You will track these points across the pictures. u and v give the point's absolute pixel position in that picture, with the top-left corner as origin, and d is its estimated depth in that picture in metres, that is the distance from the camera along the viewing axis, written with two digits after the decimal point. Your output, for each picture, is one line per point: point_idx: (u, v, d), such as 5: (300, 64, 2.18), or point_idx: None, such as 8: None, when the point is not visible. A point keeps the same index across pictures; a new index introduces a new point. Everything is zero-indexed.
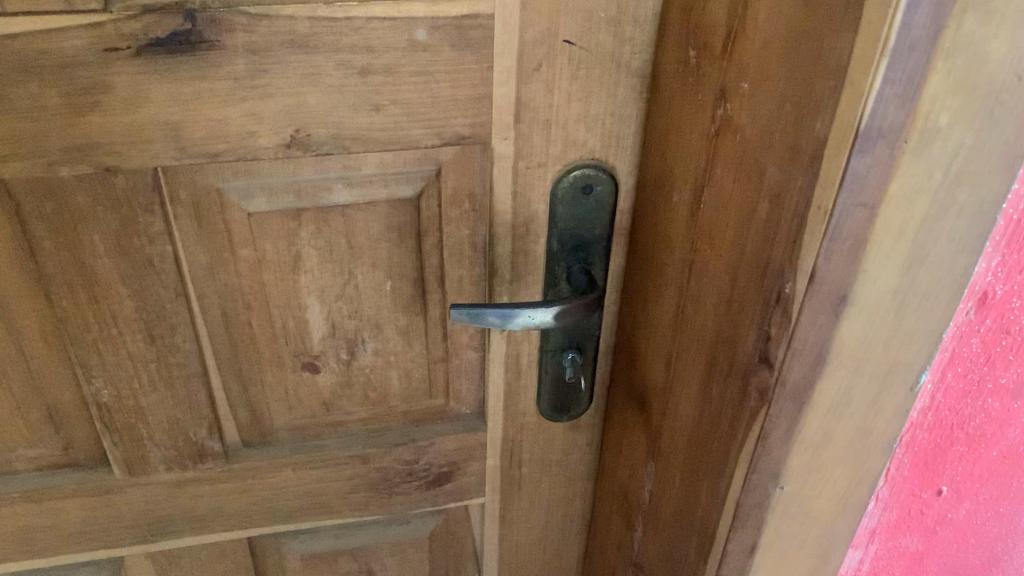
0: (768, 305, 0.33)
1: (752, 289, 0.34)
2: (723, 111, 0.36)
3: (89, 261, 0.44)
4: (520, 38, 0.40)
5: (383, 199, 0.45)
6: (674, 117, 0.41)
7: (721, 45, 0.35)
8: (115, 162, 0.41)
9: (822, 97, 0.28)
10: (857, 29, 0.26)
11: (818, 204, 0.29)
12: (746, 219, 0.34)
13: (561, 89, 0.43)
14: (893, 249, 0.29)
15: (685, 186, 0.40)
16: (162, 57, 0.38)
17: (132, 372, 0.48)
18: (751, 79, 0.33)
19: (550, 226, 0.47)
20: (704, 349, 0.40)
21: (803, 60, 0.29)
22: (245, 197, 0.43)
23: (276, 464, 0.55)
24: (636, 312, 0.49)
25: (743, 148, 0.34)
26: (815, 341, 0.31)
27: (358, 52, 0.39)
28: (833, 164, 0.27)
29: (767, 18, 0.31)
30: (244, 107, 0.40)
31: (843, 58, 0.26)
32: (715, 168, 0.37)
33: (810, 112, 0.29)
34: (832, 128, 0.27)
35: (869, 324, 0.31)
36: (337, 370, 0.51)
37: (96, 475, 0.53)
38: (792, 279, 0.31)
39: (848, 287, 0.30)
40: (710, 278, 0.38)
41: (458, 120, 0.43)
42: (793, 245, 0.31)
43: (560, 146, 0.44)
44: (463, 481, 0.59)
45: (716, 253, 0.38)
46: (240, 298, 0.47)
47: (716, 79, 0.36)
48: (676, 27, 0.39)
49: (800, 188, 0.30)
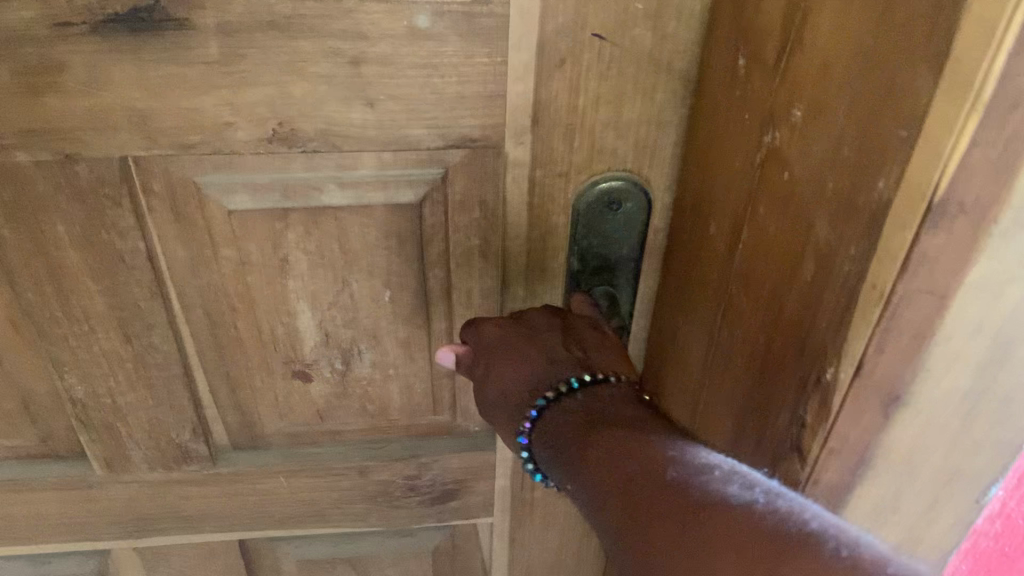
0: (803, 388, 0.27)
1: (786, 361, 0.28)
2: (771, 139, 0.29)
3: (54, 254, 0.39)
4: (540, 30, 0.34)
5: (380, 203, 0.40)
6: (716, 133, 0.34)
7: (773, 58, 0.28)
8: (75, 149, 0.36)
9: (890, 149, 0.21)
10: (940, 68, 0.19)
11: (874, 280, 0.22)
12: (786, 276, 0.28)
13: (588, 90, 0.36)
14: (964, 347, 0.23)
15: (724, 215, 0.34)
16: (123, 36, 0.33)
17: (107, 369, 0.44)
18: (805, 106, 0.26)
19: (570, 242, 0.41)
20: (731, 412, 0.34)
21: (868, 93, 0.22)
22: (225, 194, 0.39)
23: (267, 470, 0.51)
24: (666, 345, 0.43)
25: (791, 188, 0.28)
26: (857, 441, 0.25)
27: (348, 39, 0.34)
28: (894, 239, 0.21)
29: (828, 36, 0.24)
30: (219, 96, 0.35)
31: (918, 106, 0.20)
32: (757, 205, 0.31)
33: (871, 164, 0.22)
34: (898, 192, 0.21)
35: (927, 428, 0.25)
36: (331, 380, 0.47)
37: (76, 470, 0.50)
38: (833, 363, 0.24)
39: (903, 386, 0.24)
40: (741, 332, 0.32)
41: (466, 121, 0.37)
42: (839, 324, 0.24)
43: (585, 154, 0.38)
44: (470, 500, 0.55)
45: (751, 304, 0.31)
46: (223, 300, 0.43)
47: (765, 99, 0.29)
48: (724, 26, 0.32)
49: (853, 256, 0.23)
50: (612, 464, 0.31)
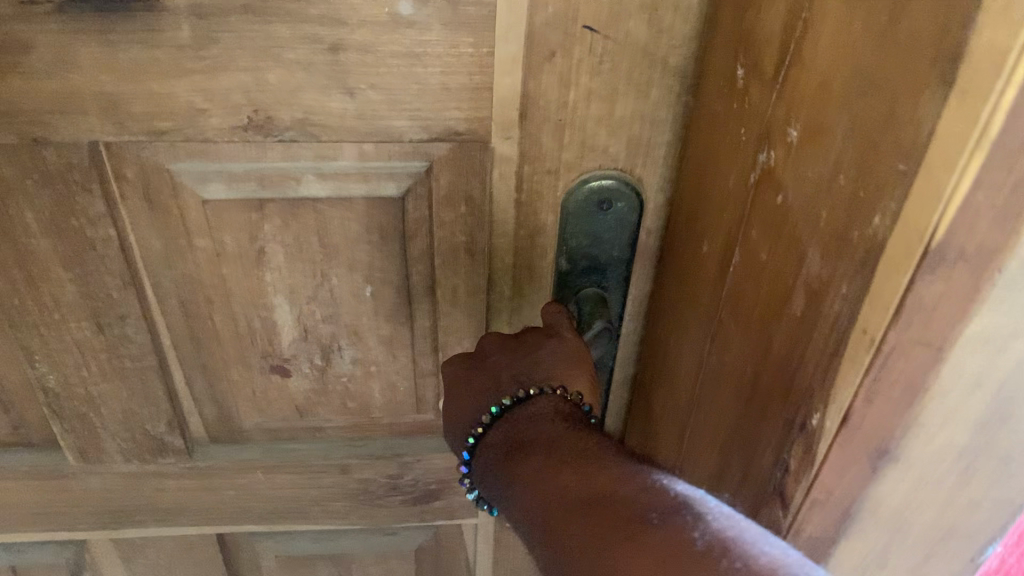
0: (787, 428, 0.26)
1: (771, 400, 0.27)
2: (764, 160, 0.28)
3: (22, 240, 0.38)
4: (529, 21, 0.33)
5: (361, 196, 0.38)
6: (709, 152, 0.33)
7: (770, 73, 0.27)
8: (43, 132, 0.35)
9: (886, 182, 0.20)
10: (947, 95, 0.18)
11: (864, 325, 0.21)
12: (770, 305, 0.27)
13: (580, 85, 0.35)
14: (961, 402, 0.22)
15: (714, 239, 0.33)
16: (91, 16, 0.31)
17: (80, 359, 0.43)
18: (800, 125, 0.25)
19: (559, 242, 0.40)
20: (715, 446, 0.33)
21: (865, 119, 0.21)
22: (200, 182, 0.37)
23: (245, 464, 0.50)
24: (659, 357, 0.42)
25: (782, 215, 0.26)
26: (844, 493, 0.24)
27: (326, 25, 0.32)
28: (889, 283, 0.20)
29: (825, 53, 0.23)
30: (192, 81, 0.33)
31: (918, 141, 0.19)
32: (746, 230, 0.29)
33: (866, 198, 0.21)
34: (893, 231, 0.20)
35: (919, 484, 0.24)
36: (311, 376, 0.45)
37: (49, 459, 0.49)
38: (819, 409, 0.23)
39: (893, 440, 0.23)
40: (727, 359, 0.31)
41: (451, 113, 0.35)
42: (826, 372, 0.23)
43: (575, 151, 0.37)
44: (454, 500, 0.53)
45: (736, 335, 0.30)
46: (198, 292, 0.42)
47: (761, 116, 0.28)
48: (725, 33, 0.31)
49: (842, 297, 0.22)
50: (539, 477, 0.33)
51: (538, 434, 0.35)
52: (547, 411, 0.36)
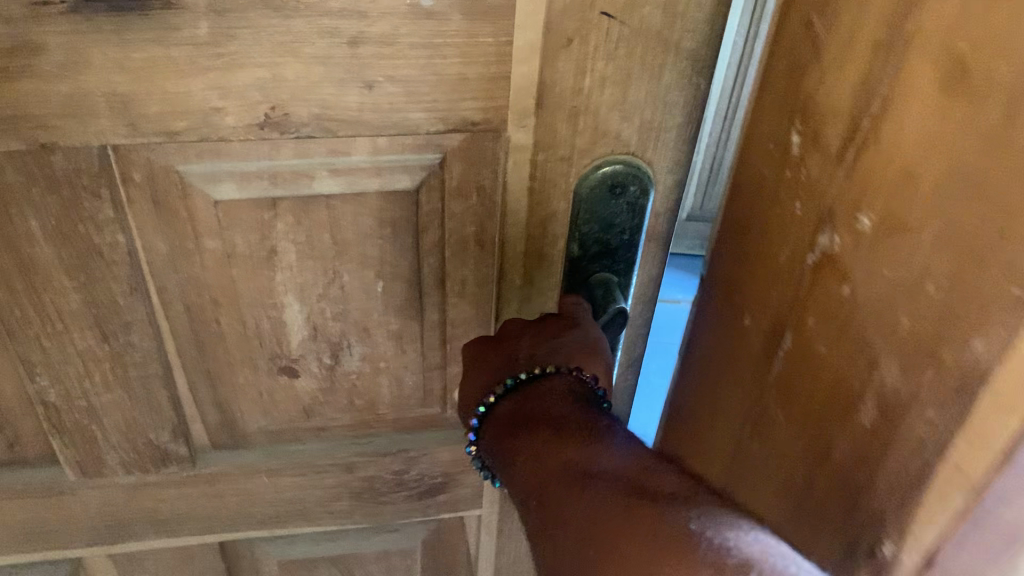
0: (862, 504, 0.28)
1: (837, 492, 0.30)
2: (828, 241, 0.29)
3: (25, 249, 0.37)
4: (548, 8, 0.33)
5: (374, 191, 0.38)
6: (755, 223, 0.35)
7: (840, 156, 0.28)
8: (52, 137, 0.34)
9: (994, 325, 0.22)
10: None
11: (959, 463, 0.23)
12: (836, 390, 0.29)
13: (595, 71, 0.35)
14: None
15: (759, 313, 0.35)
16: (106, 15, 0.31)
17: (82, 370, 0.42)
18: (878, 215, 0.26)
19: (572, 229, 0.40)
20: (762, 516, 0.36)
21: (965, 249, 0.23)
22: (210, 182, 0.37)
23: (248, 469, 0.49)
24: (681, 398, 0.44)
25: (852, 306, 0.28)
26: None
27: (346, 18, 0.32)
28: (990, 425, 0.22)
29: (914, 153, 0.24)
30: (207, 79, 0.33)
31: None
32: (803, 313, 0.31)
33: (964, 335, 0.23)
34: (1000, 379, 0.22)
35: None
36: (318, 375, 0.45)
37: (46, 475, 0.47)
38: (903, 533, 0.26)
39: None
40: (781, 429, 0.33)
41: (468, 104, 0.35)
42: (915, 473, 0.25)
43: (588, 137, 0.37)
44: (458, 493, 0.53)
45: (790, 414, 0.32)
46: (205, 295, 0.41)
47: (827, 202, 0.29)
48: (780, 87, 0.32)
49: (932, 420, 0.24)
50: (541, 456, 0.34)
51: (540, 416, 0.36)
52: (563, 390, 0.37)
